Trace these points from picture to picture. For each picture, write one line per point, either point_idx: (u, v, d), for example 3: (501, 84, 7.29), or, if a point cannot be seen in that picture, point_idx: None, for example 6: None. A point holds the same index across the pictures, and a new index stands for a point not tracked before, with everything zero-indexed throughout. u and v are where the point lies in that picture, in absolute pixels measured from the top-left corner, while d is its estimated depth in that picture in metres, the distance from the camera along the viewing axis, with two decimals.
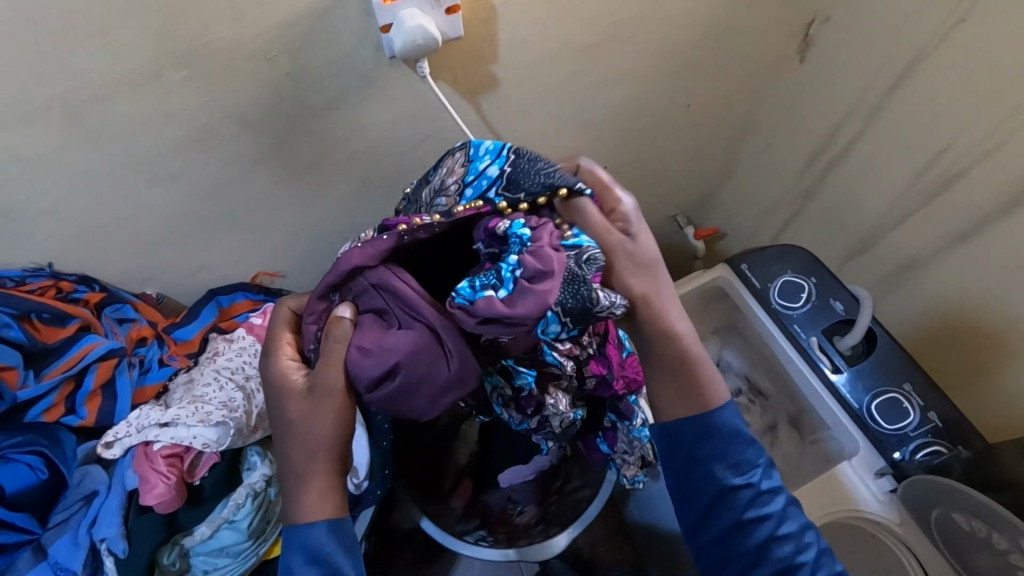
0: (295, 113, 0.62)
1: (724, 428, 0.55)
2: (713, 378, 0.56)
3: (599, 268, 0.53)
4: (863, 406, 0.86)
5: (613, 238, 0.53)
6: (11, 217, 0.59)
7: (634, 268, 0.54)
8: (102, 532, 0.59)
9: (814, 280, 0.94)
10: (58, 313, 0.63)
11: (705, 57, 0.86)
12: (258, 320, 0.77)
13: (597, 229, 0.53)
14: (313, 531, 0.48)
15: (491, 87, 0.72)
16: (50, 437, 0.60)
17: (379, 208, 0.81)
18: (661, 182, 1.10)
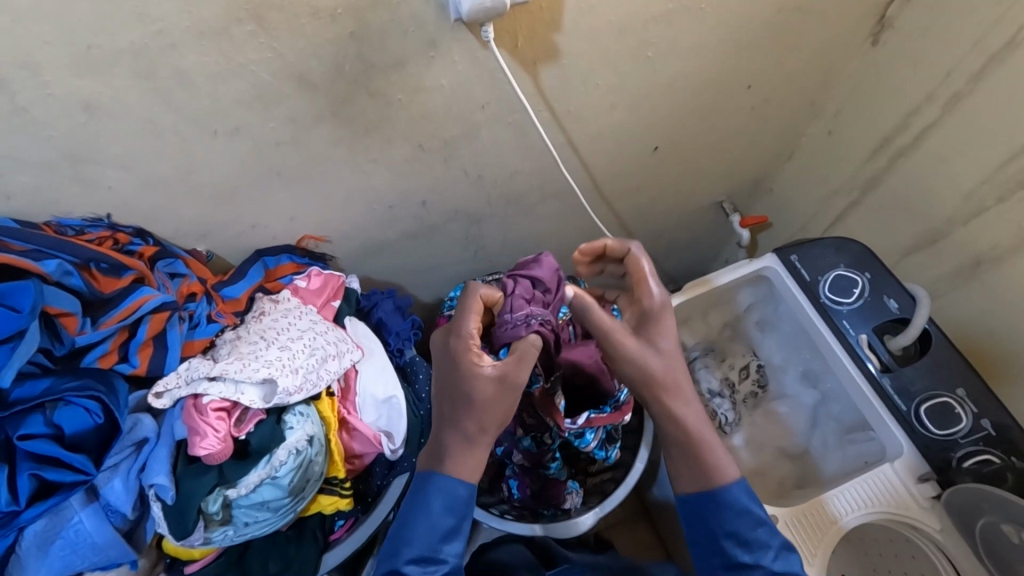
0: (358, 74, 0.62)
1: (733, 504, 0.64)
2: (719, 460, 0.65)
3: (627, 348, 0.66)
4: (910, 408, 0.83)
5: (613, 327, 0.66)
6: (78, 163, 0.60)
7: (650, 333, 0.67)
8: (152, 479, 0.60)
9: (867, 276, 0.91)
10: (116, 264, 0.64)
11: (774, 36, 0.82)
12: (303, 283, 0.79)
13: (601, 331, 0.66)
14: (457, 487, 0.61)
15: (553, 58, 0.70)
16: (107, 384, 0.60)
17: (428, 176, 0.81)
18: (710, 167, 1.07)
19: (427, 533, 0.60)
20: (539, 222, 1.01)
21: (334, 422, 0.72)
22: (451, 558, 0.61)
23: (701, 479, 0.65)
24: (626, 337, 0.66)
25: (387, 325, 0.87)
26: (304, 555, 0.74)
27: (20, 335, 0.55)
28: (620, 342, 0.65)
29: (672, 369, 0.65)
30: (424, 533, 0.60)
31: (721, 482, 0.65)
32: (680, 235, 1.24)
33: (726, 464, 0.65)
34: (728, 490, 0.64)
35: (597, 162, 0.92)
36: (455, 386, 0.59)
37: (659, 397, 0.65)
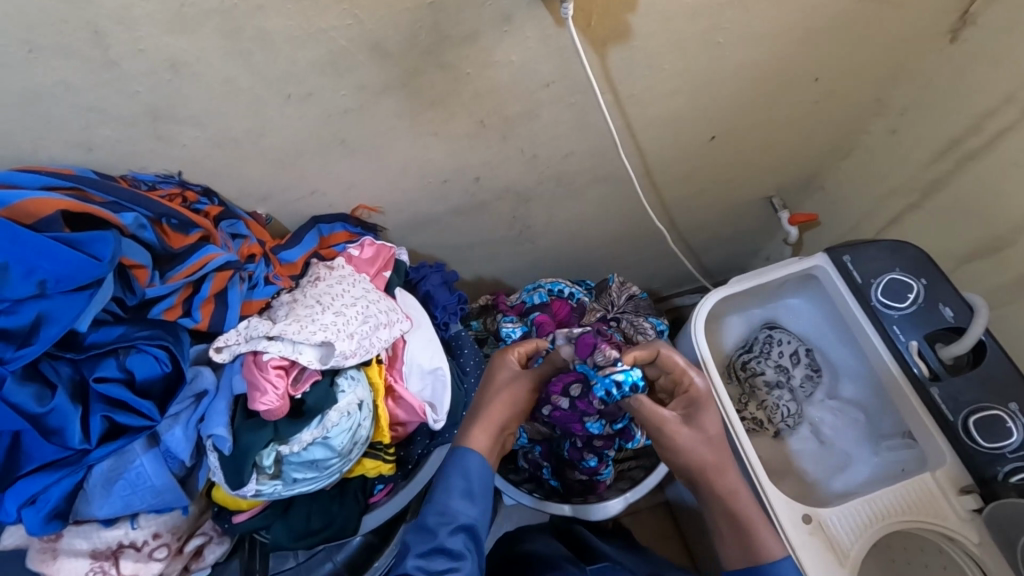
0: (431, 47, 0.62)
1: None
2: (764, 535, 0.68)
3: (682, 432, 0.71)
4: (958, 418, 0.81)
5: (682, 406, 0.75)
6: (158, 119, 0.62)
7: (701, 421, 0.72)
8: (211, 429, 0.63)
9: (923, 282, 0.88)
10: (185, 221, 0.66)
11: (850, 28, 0.80)
12: (356, 252, 0.81)
13: (658, 420, 0.72)
14: (467, 457, 0.67)
15: (622, 38, 0.69)
16: (174, 336, 0.62)
17: (484, 152, 0.81)
18: (764, 160, 1.05)
19: (456, 497, 0.65)
20: (586, 206, 1.01)
21: (381, 388, 0.74)
22: (472, 517, 0.64)
23: (744, 544, 0.69)
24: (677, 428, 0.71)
25: (434, 299, 0.88)
26: (344, 514, 0.77)
27: (98, 283, 0.57)
28: (674, 432, 0.71)
29: (705, 452, 0.70)
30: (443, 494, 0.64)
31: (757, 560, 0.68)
32: (724, 229, 1.22)
33: (771, 543, 0.68)
34: (773, 563, 0.68)
35: (653, 148, 0.91)
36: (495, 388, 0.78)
37: (714, 479, 0.70)
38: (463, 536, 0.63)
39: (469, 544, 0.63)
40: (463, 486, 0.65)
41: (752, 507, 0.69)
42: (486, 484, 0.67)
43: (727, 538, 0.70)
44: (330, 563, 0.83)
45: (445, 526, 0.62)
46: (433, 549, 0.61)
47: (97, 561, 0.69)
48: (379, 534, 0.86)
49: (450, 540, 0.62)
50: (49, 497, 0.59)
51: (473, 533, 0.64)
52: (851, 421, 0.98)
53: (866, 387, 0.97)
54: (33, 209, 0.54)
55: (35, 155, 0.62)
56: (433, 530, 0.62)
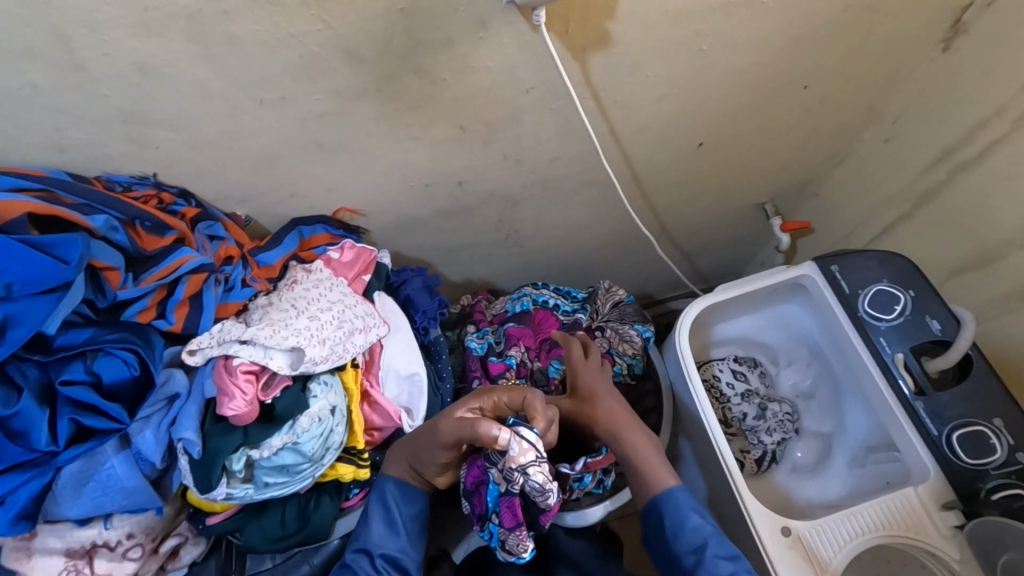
0: (406, 52, 0.62)
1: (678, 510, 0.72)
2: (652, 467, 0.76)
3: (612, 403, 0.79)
4: (942, 434, 0.80)
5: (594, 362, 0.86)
6: (130, 122, 0.62)
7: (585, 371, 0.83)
8: (180, 433, 0.63)
9: (911, 293, 0.87)
10: (159, 223, 0.66)
11: (839, 35, 0.79)
12: (335, 254, 0.80)
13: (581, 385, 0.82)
14: (387, 484, 0.73)
15: (603, 45, 0.68)
16: (144, 339, 0.62)
17: (466, 157, 0.81)
18: (755, 167, 1.04)
19: (380, 530, 0.71)
20: (573, 211, 1.00)
21: (357, 393, 0.73)
22: (394, 549, 0.70)
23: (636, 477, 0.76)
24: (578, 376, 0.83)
25: (415, 303, 0.88)
26: (320, 517, 0.76)
27: (67, 287, 0.57)
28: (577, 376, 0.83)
29: (609, 410, 0.79)
30: (369, 531, 0.70)
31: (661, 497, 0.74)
32: (716, 235, 1.21)
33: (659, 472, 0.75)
34: (670, 498, 0.73)
35: (639, 154, 0.90)
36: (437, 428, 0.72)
37: (624, 437, 0.77)
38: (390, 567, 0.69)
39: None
40: (385, 519, 0.72)
41: (649, 452, 0.77)
42: (413, 514, 0.73)
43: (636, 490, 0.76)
44: (307, 565, 0.82)
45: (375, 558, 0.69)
46: None
47: (71, 560, 0.69)
48: None
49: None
50: (17, 499, 0.59)
51: (398, 563, 0.70)
52: (823, 404, 1.00)
53: (823, 361, 1.01)
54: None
55: (6, 156, 0.62)
56: (357, 566, 0.68)
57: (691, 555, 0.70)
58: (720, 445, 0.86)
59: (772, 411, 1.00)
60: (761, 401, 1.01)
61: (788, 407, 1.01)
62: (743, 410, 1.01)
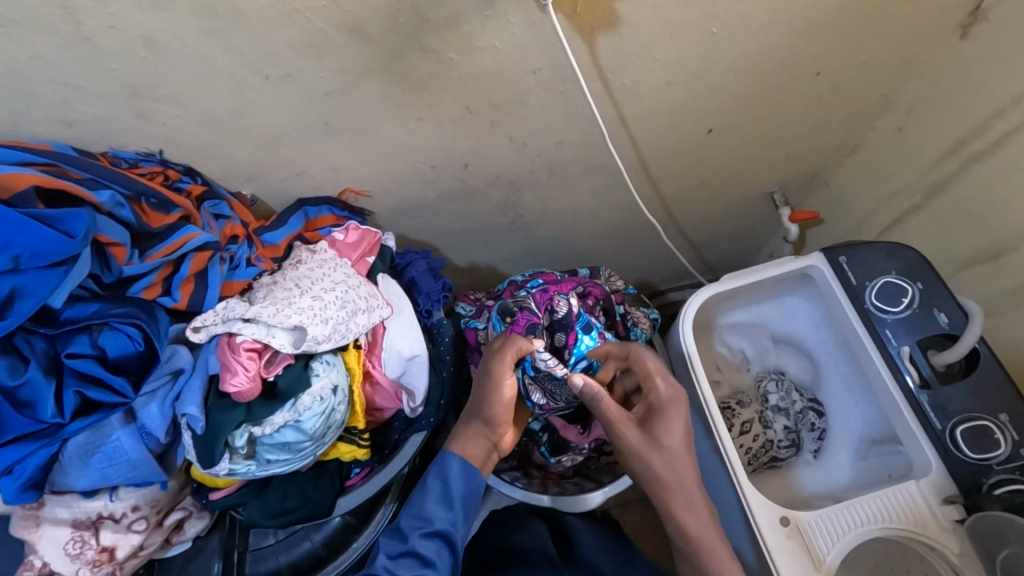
0: (412, 30, 0.61)
1: None
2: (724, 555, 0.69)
3: (657, 458, 0.71)
4: (945, 427, 0.79)
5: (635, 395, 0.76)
6: (136, 97, 0.62)
7: (672, 423, 0.72)
8: (184, 408, 0.63)
9: (919, 286, 0.86)
10: (165, 200, 0.66)
11: (854, 20, 0.77)
12: (340, 236, 0.80)
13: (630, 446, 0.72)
14: (453, 462, 0.71)
15: (611, 25, 0.67)
16: (150, 314, 0.62)
17: (472, 139, 0.80)
18: (765, 156, 1.02)
19: (437, 500, 0.69)
20: (579, 197, 1.00)
21: (359, 373, 0.74)
22: (445, 521, 0.67)
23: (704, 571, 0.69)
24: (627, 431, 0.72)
25: (418, 285, 0.88)
26: (320, 495, 0.78)
27: (73, 261, 0.57)
28: (620, 431, 0.72)
29: (669, 464, 0.71)
30: (411, 514, 0.68)
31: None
32: (724, 224, 1.20)
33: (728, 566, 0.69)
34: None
35: (647, 139, 0.89)
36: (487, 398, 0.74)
37: (670, 497, 0.71)
38: (436, 540, 0.67)
39: (444, 547, 0.67)
40: (441, 492, 0.69)
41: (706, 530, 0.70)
42: (469, 493, 0.70)
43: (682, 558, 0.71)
44: (308, 542, 0.86)
45: (413, 534, 0.66)
46: (405, 548, 0.65)
47: (78, 531, 0.70)
48: (357, 516, 0.88)
49: (422, 543, 0.66)
50: (25, 468, 0.60)
51: (447, 540, 0.67)
52: (758, 348, 1.07)
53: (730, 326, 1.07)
54: (5, 183, 0.54)
55: (15, 130, 0.63)
56: (406, 530, 0.66)
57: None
58: (720, 430, 0.86)
59: (779, 399, 1.00)
60: (766, 410, 0.99)
61: (774, 378, 1.02)
62: (781, 424, 0.98)
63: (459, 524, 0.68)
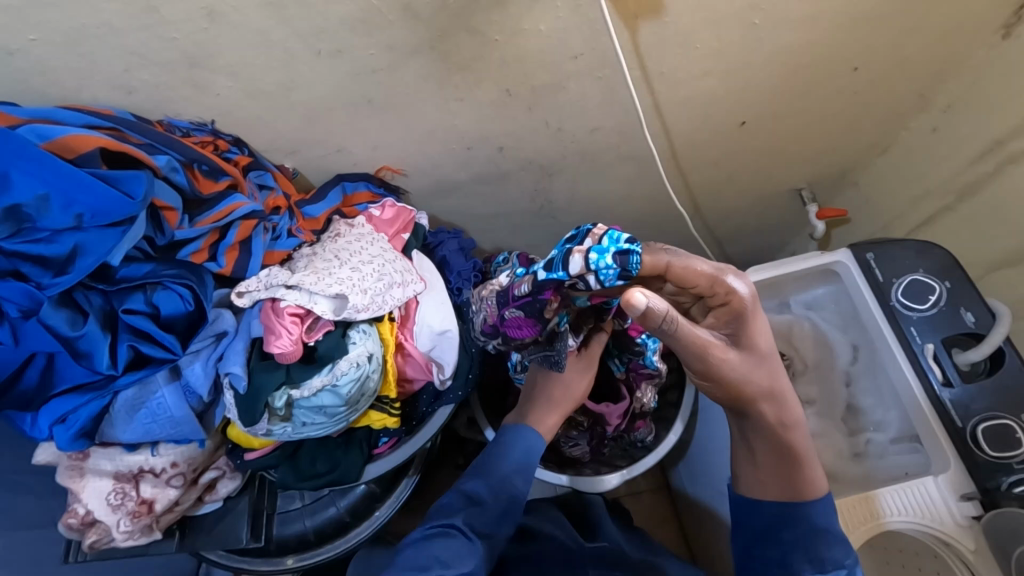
0: (461, 10, 0.63)
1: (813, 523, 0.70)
2: (817, 477, 0.71)
3: (730, 358, 0.62)
4: (966, 425, 0.80)
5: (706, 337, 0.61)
6: (195, 66, 0.64)
7: (754, 331, 0.63)
8: (229, 367, 0.66)
9: (946, 285, 0.86)
10: (215, 168, 0.69)
11: (897, 16, 0.77)
12: (377, 212, 0.82)
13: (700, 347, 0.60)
14: (535, 442, 0.80)
15: (654, 12, 0.68)
16: (198, 278, 0.65)
17: (509, 121, 0.82)
18: (796, 151, 1.03)
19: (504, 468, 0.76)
20: (609, 184, 1.01)
21: (392, 345, 0.77)
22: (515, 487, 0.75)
23: (789, 483, 0.71)
24: (726, 362, 0.62)
25: (449, 264, 0.90)
26: (348, 461, 0.81)
27: (131, 221, 0.60)
28: (718, 357, 0.61)
29: (757, 375, 0.64)
30: (477, 479, 0.74)
31: (808, 496, 0.71)
32: (751, 218, 1.20)
33: (816, 483, 0.72)
34: (812, 504, 0.71)
35: (680, 129, 0.90)
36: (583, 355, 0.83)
37: (762, 402, 0.66)
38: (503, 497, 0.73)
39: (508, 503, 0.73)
40: (521, 454, 0.78)
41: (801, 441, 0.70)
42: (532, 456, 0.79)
43: (763, 477, 0.73)
44: (334, 507, 0.90)
45: (497, 493, 0.73)
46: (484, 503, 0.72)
47: (119, 483, 0.73)
48: (381, 485, 0.91)
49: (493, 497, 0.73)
50: (77, 418, 0.64)
51: (515, 507, 0.74)
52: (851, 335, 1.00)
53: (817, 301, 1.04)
54: (74, 145, 0.57)
55: (76, 94, 0.65)
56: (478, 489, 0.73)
57: (803, 560, 0.69)
58: None
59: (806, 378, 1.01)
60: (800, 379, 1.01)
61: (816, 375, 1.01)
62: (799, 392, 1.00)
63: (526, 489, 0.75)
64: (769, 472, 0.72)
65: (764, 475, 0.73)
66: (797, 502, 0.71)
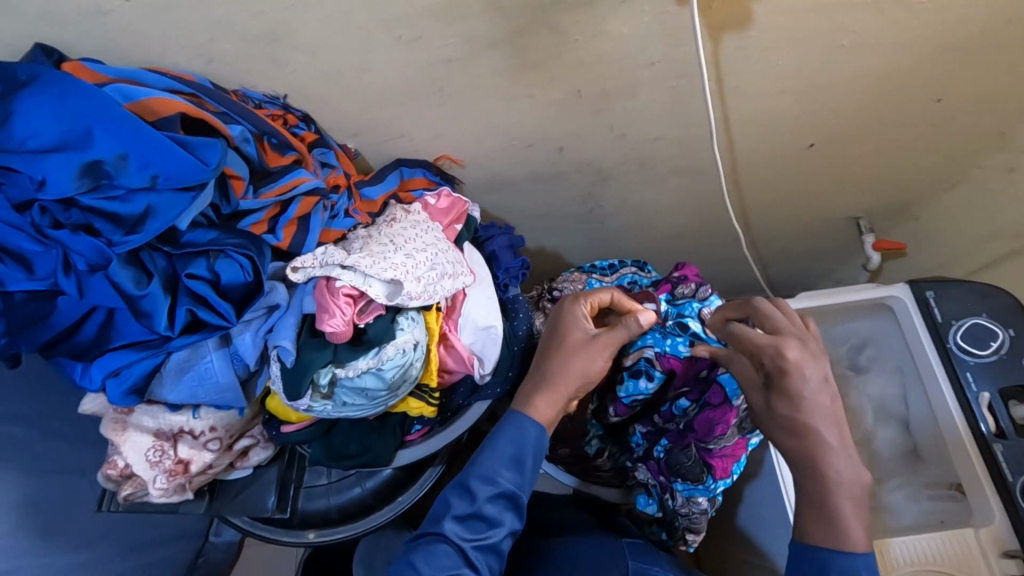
0: (547, 7, 0.62)
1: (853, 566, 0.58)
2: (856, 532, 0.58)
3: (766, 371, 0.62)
4: (1015, 480, 0.77)
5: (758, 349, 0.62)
6: (276, 41, 0.65)
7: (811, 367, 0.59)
8: (278, 340, 0.67)
9: (1010, 333, 0.83)
10: (283, 143, 0.70)
11: (991, 50, 0.74)
12: (432, 201, 0.82)
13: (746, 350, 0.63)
14: (527, 425, 0.66)
15: (740, 24, 0.66)
16: (259, 248, 0.66)
17: (574, 122, 0.81)
18: (862, 178, 1.00)
19: (495, 463, 0.65)
20: (664, 194, 0.99)
21: (437, 334, 0.77)
22: (513, 486, 0.64)
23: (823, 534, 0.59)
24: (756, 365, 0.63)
25: (498, 259, 0.90)
26: (380, 447, 0.82)
27: (202, 187, 0.61)
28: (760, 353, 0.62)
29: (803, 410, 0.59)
30: (471, 472, 0.65)
31: (846, 546, 0.58)
32: (804, 242, 1.17)
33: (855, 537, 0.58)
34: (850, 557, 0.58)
35: (744, 146, 0.88)
36: (570, 342, 0.69)
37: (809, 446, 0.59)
38: (501, 500, 0.64)
39: (507, 507, 0.65)
40: (512, 454, 0.65)
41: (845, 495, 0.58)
42: (539, 457, 0.66)
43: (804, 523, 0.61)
44: (359, 488, 0.90)
45: (482, 495, 0.63)
46: (475, 508, 0.63)
47: (159, 441, 0.75)
48: (406, 472, 0.92)
49: (490, 503, 0.64)
50: (131, 373, 0.66)
51: (513, 500, 0.65)
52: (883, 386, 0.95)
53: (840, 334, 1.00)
54: (156, 108, 0.59)
55: (158, 58, 0.66)
56: (475, 491, 0.64)
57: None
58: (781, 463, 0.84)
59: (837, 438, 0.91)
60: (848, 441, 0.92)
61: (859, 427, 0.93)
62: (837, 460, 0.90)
63: (526, 487, 0.65)
64: (813, 513, 0.60)
65: (811, 515, 0.60)
66: (827, 547, 0.59)
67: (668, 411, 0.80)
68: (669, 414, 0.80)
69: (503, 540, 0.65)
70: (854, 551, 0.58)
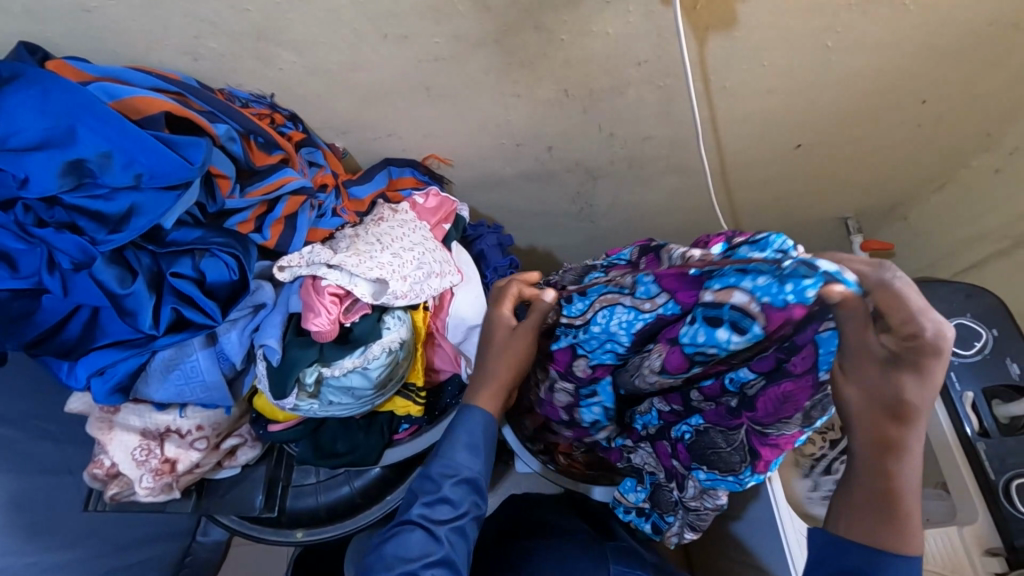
0: (534, 6, 0.62)
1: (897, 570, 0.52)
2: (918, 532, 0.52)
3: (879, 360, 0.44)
4: (998, 478, 0.77)
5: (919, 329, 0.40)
6: (263, 39, 0.65)
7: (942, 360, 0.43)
8: (264, 339, 0.67)
9: (993, 332, 0.84)
10: (270, 141, 0.70)
11: (975, 52, 0.74)
12: (420, 199, 0.82)
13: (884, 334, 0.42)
14: (472, 415, 0.67)
15: (726, 25, 0.67)
16: (245, 246, 0.65)
17: (562, 121, 0.81)
18: (849, 178, 1.00)
19: (451, 450, 0.66)
20: (653, 194, 1.00)
21: (423, 333, 0.77)
22: (473, 470, 0.66)
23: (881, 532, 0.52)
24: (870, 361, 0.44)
25: (487, 258, 0.90)
26: (369, 444, 0.83)
27: (186, 186, 0.60)
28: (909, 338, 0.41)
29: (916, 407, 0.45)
30: (431, 462, 0.67)
31: (905, 550, 0.52)
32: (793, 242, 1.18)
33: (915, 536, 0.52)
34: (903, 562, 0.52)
35: (733, 146, 0.89)
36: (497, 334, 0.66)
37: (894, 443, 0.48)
38: (465, 486, 0.65)
39: (473, 492, 0.66)
40: (467, 440, 0.66)
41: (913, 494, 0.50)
42: (493, 441, 0.67)
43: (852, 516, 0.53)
44: (347, 487, 0.90)
45: (444, 480, 0.65)
46: (439, 495, 0.64)
47: (145, 440, 0.75)
48: (393, 471, 0.90)
49: (453, 489, 0.65)
50: (116, 372, 0.66)
51: (475, 484, 0.66)
52: None
53: None
54: (139, 106, 0.59)
55: (144, 57, 0.66)
56: (437, 478, 0.65)
57: None
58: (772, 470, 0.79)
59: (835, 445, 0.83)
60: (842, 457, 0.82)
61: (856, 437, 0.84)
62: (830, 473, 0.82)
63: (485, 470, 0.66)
64: (868, 507, 0.52)
65: (863, 508, 0.52)
66: (886, 549, 0.52)
67: (717, 384, 0.57)
68: (718, 388, 0.58)
69: (472, 525, 0.65)
70: (911, 554, 0.52)
